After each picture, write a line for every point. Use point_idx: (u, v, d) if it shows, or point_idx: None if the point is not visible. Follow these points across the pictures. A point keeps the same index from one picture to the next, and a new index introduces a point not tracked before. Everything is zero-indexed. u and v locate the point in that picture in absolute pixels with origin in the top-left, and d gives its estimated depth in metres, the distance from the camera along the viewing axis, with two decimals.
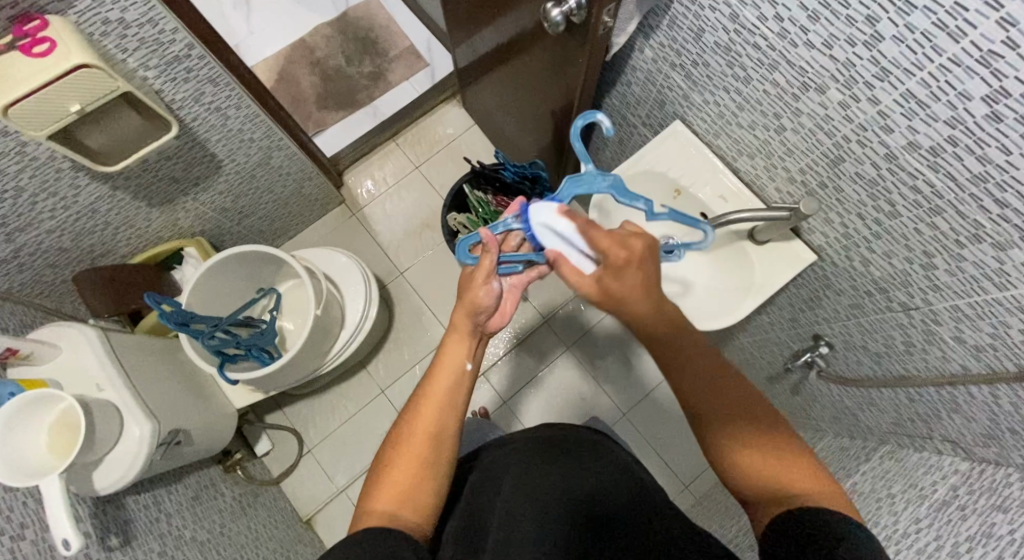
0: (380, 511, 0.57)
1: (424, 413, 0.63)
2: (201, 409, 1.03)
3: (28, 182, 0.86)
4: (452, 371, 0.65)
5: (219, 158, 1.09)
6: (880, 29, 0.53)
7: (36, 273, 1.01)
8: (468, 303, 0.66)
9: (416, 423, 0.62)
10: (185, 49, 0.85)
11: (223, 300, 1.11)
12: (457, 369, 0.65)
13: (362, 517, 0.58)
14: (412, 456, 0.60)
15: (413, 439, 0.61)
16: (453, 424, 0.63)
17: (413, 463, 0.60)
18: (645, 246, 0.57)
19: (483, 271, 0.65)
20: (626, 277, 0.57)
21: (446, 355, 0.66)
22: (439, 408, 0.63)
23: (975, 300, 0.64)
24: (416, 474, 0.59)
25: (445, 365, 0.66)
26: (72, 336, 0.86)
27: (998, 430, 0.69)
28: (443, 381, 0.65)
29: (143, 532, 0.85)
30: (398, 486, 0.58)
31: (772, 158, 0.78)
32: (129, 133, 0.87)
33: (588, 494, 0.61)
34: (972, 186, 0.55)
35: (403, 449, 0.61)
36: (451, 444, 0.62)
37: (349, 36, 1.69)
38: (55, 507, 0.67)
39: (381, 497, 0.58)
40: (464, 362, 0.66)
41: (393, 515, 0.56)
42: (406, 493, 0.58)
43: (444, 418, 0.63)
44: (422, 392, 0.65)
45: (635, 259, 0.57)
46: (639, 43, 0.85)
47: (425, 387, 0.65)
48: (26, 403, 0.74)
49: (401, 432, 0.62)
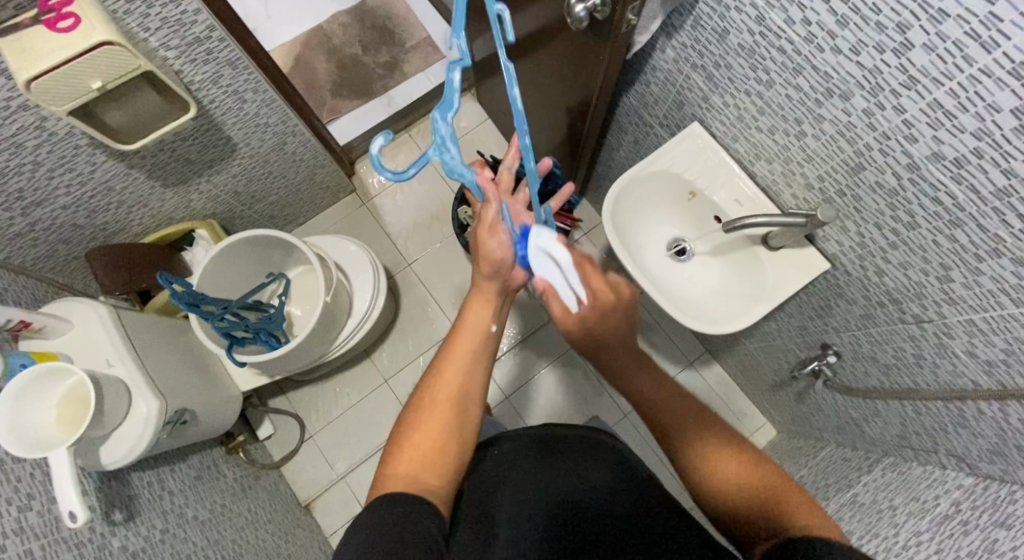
0: (402, 474, 0.56)
1: (448, 375, 0.63)
2: (207, 391, 1.04)
3: (47, 157, 0.86)
4: (478, 333, 0.67)
5: (235, 141, 1.09)
6: (910, 37, 0.52)
7: (50, 248, 1.02)
8: (486, 260, 0.69)
9: (439, 385, 0.63)
10: (207, 30, 0.85)
11: (234, 284, 1.12)
12: (482, 331, 0.67)
13: (381, 482, 0.56)
14: (435, 419, 0.60)
15: (435, 403, 0.61)
16: (475, 391, 0.64)
17: (438, 426, 0.60)
18: (628, 295, 0.67)
19: (485, 226, 0.68)
20: (608, 320, 0.65)
21: (470, 318, 0.68)
22: (463, 372, 0.64)
23: (990, 315, 0.64)
24: (439, 438, 0.59)
25: (469, 328, 0.67)
26: (84, 312, 0.87)
27: (1004, 446, 0.69)
28: (467, 341, 0.66)
29: (146, 508, 0.86)
30: (419, 451, 0.58)
31: (791, 164, 0.77)
32: (148, 112, 0.87)
33: (594, 490, 0.61)
34: (995, 200, 0.54)
35: (427, 412, 0.61)
36: (473, 410, 0.63)
37: (366, 24, 1.69)
38: (64, 480, 0.68)
39: (402, 460, 0.57)
40: (490, 325, 0.68)
41: (416, 479, 0.55)
42: (427, 458, 0.58)
43: (467, 385, 0.64)
44: (444, 356, 0.65)
45: (620, 305, 0.66)
46: (661, 42, 0.85)
47: (448, 349, 0.66)
48: (36, 376, 0.75)
49: (424, 395, 0.63)
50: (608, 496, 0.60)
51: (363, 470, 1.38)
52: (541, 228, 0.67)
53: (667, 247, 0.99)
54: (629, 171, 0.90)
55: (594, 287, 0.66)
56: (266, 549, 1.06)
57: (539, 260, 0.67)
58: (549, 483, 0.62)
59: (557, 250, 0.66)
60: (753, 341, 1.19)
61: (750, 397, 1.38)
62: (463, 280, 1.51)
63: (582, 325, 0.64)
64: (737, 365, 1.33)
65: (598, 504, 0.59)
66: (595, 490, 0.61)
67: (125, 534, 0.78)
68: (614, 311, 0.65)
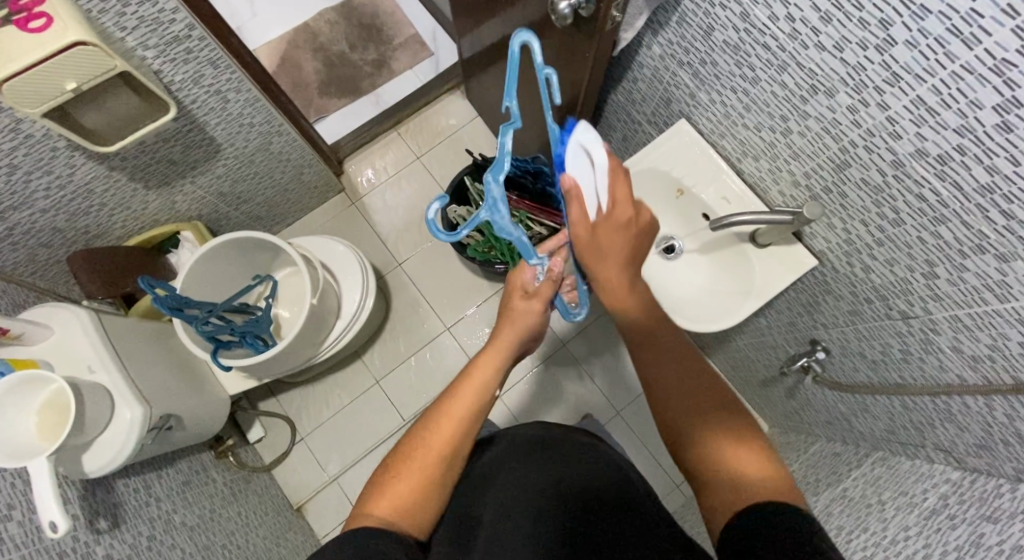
0: (378, 515, 0.55)
1: (443, 429, 0.60)
2: (194, 395, 1.02)
3: (22, 160, 0.85)
4: (482, 391, 0.63)
5: (218, 141, 1.08)
6: (893, 33, 0.52)
7: (30, 253, 1.00)
8: (514, 325, 0.66)
9: (434, 434, 0.60)
10: (186, 29, 0.83)
11: (220, 287, 1.10)
12: (486, 391, 0.63)
13: (358, 517, 0.56)
14: (422, 472, 0.58)
15: (426, 455, 0.59)
16: (467, 449, 0.61)
17: (424, 474, 0.58)
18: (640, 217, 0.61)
19: (536, 297, 0.66)
20: (616, 237, 0.61)
21: (476, 374, 0.64)
22: (458, 432, 0.61)
23: (975, 311, 0.64)
24: (423, 485, 0.58)
25: (474, 383, 0.63)
26: (64, 317, 0.86)
27: (991, 441, 0.69)
28: (466, 404, 0.62)
29: (132, 515, 0.85)
30: (401, 497, 0.57)
31: (778, 160, 0.77)
32: (127, 112, 0.86)
33: (585, 494, 0.60)
34: (978, 197, 0.54)
35: (413, 462, 0.59)
36: (460, 466, 0.61)
37: (353, 22, 1.67)
38: (44, 490, 0.67)
39: (383, 498, 0.57)
40: (494, 390, 0.64)
41: (393, 525, 0.55)
42: (409, 504, 0.57)
43: (460, 444, 0.61)
44: (439, 408, 0.62)
45: (633, 222, 0.61)
46: (647, 39, 0.84)
47: (448, 401, 0.62)
48: (14, 384, 0.74)
49: (413, 444, 0.60)
50: (599, 505, 0.59)
51: (354, 472, 1.38)
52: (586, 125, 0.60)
53: (656, 245, 0.98)
54: (617, 169, 0.90)
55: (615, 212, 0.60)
56: (256, 553, 1.05)
57: (575, 159, 0.60)
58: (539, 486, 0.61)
59: (597, 150, 0.60)
60: (743, 337, 1.19)
61: (741, 393, 1.39)
62: (454, 279, 1.50)
63: (591, 233, 0.61)
64: (728, 361, 1.33)
65: (589, 512, 0.58)
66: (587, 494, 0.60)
67: (110, 543, 0.77)
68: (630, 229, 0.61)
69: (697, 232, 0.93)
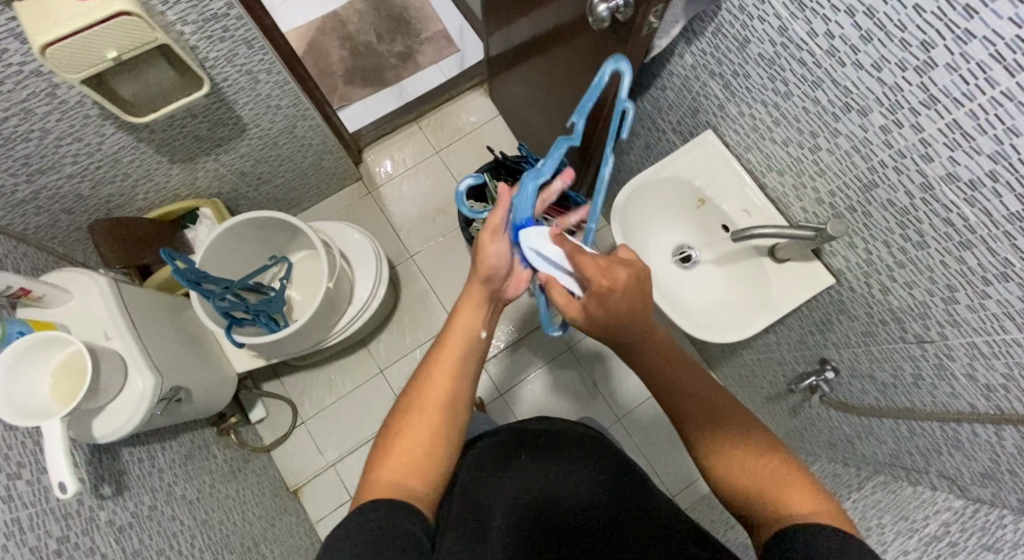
0: (388, 478, 0.56)
1: (433, 381, 0.61)
2: (203, 369, 1.03)
3: (55, 125, 0.86)
4: (466, 337, 0.64)
5: (245, 121, 1.09)
6: (934, 56, 0.52)
7: (52, 218, 1.01)
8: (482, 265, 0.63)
9: (428, 386, 0.61)
10: (225, 8, 0.84)
11: (237, 264, 1.11)
12: (471, 336, 0.64)
13: (366, 486, 0.57)
14: (425, 424, 0.59)
15: (424, 406, 0.60)
16: (464, 390, 0.63)
17: (424, 430, 0.59)
18: (631, 276, 0.56)
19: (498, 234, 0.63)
20: (610, 304, 0.57)
21: (458, 322, 0.64)
22: (452, 377, 0.62)
23: (993, 339, 0.64)
24: (425, 443, 0.59)
25: (456, 331, 0.64)
26: (83, 283, 0.86)
27: (997, 470, 0.69)
28: (455, 351, 0.63)
29: (135, 484, 0.85)
30: (408, 454, 0.58)
31: (803, 177, 0.77)
32: (161, 85, 0.86)
33: (578, 492, 0.61)
34: (1007, 224, 0.54)
35: (413, 417, 0.60)
36: (462, 409, 0.62)
37: (383, 13, 1.68)
38: (55, 452, 0.68)
39: (387, 464, 0.57)
40: (479, 332, 0.64)
41: (399, 487, 0.55)
42: (416, 460, 0.58)
43: (456, 387, 0.62)
44: (428, 361, 0.63)
45: (621, 287, 0.56)
46: (680, 48, 0.85)
47: (434, 354, 0.64)
48: (33, 344, 0.75)
49: (410, 401, 0.61)
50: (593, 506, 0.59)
51: (353, 459, 1.38)
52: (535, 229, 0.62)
53: (672, 253, 0.98)
54: (640, 175, 0.91)
55: (581, 264, 0.57)
56: (252, 532, 1.05)
57: (537, 261, 0.62)
58: (537, 479, 0.62)
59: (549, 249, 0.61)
60: (751, 352, 1.19)
61: None
62: (464, 274, 1.51)
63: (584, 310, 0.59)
64: (734, 375, 1.33)
65: (582, 512, 0.59)
66: (582, 491, 0.61)
67: (113, 509, 0.78)
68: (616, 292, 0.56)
69: (715, 243, 0.94)
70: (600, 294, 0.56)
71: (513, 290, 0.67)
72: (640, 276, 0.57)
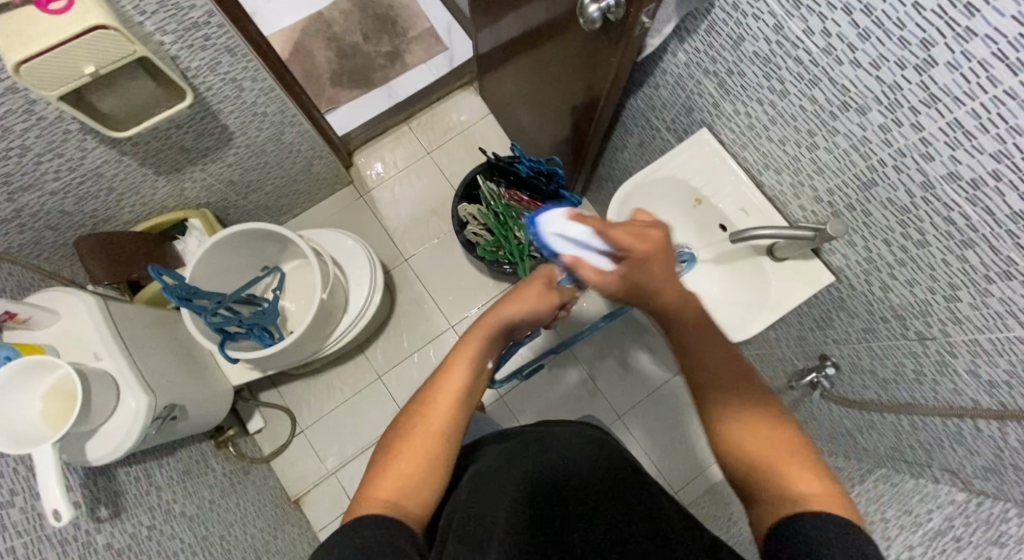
0: (384, 498, 0.54)
1: (438, 407, 0.60)
2: (196, 384, 1.01)
3: (34, 142, 0.83)
4: (471, 367, 0.64)
5: (231, 130, 1.07)
6: (934, 54, 0.51)
7: (36, 234, 0.99)
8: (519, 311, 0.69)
9: (432, 415, 0.60)
10: (205, 16, 0.82)
11: (230, 277, 1.10)
12: (475, 367, 0.64)
13: (360, 503, 0.55)
14: (426, 450, 0.58)
15: (427, 432, 0.59)
16: (464, 419, 0.62)
17: (425, 454, 0.58)
18: (662, 238, 0.60)
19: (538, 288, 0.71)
20: (648, 269, 0.59)
21: (463, 352, 0.64)
22: (456, 404, 0.61)
23: (996, 336, 0.63)
24: (423, 466, 0.57)
25: (461, 361, 0.64)
26: (71, 304, 0.85)
27: (1000, 465, 0.68)
28: (460, 378, 0.63)
29: (132, 505, 0.84)
30: (405, 476, 0.56)
31: (801, 175, 0.76)
32: (142, 98, 0.85)
33: (580, 483, 0.60)
34: (1010, 223, 0.54)
35: (415, 441, 0.58)
36: (461, 439, 0.61)
37: (369, 13, 1.65)
38: (48, 478, 0.66)
39: (383, 485, 0.55)
40: (483, 363, 0.65)
41: (396, 507, 0.53)
42: (414, 483, 0.56)
43: (457, 417, 0.61)
44: (431, 387, 0.62)
45: (652, 250, 0.59)
46: (672, 46, 0.83)
47: (437, 381, 0.63)
48: (19, 370, 0.73)
49: (412, 425, 0.60)
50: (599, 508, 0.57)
51: (353, 466, 1.37)
52: (549, 215, 0.63)
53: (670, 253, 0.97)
54: (636, 174, 0.90)
55: (617, 237, 0.58)
56: (254, 546, 1.04)
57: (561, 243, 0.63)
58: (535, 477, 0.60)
59: (573, 228, 0.61)
60: (751, 348, 1.19)
61: None
62: (460, 276, 1.49)
63: (621, 280, 0.59)
64: None
65: (594, 515, 0.56)
66: (589, 485, 0.60)
67: (111, 531, 0.77)
68: (650, 259, 0.59)
69: (713, 242, 0.93)
70: (638, 261, 0.59)
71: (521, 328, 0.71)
72: (666, 237, 0.61)
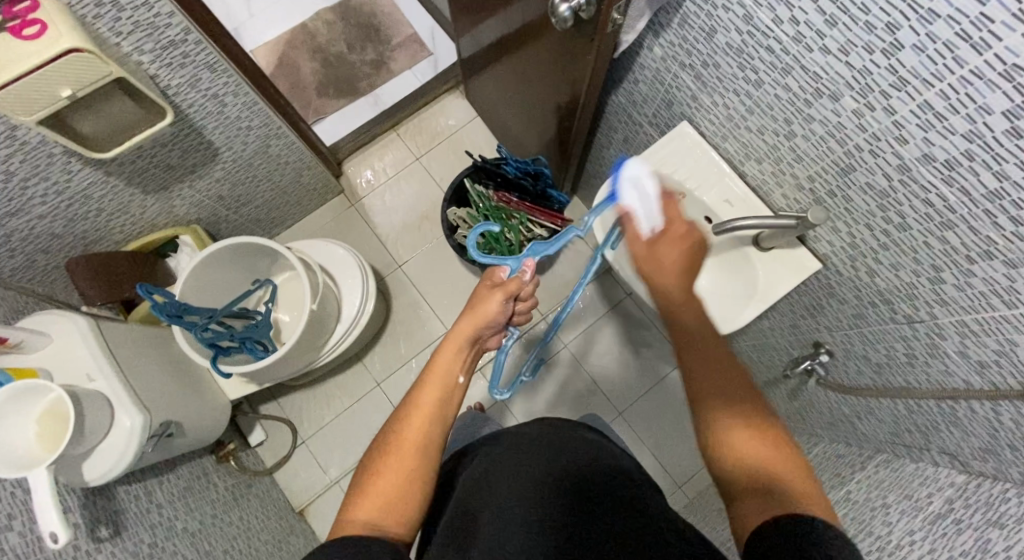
0: (362, 519, 0.55)
1: (413, 425, 0.61)
2: (190, 400, 1.01)
3: (18, 167, 0.84)
4: (445, 383, 0.64)
5: (216, 145, 1.07)
6: (900, 38, 0.51)
7: (27, 258, 0.99)
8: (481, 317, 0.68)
9: (405, 434, 0.60)
10: (182, 34, 0.83)
11: (223, 291, 1.10)
12: (450, 381, 0.65)
13: (342, 524, 0.55)
14: (404, 468, 0.58)
15: (403, 449, 0.59)
16: (441, 435, 0.62)
17: (402, 472, 0.58)
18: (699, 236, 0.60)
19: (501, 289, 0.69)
20: (672, 252, 0.59)
21: (437, 366, 0.65)
22: (429, 420, 0.62)
23: (982, 316, 0.63)
24: (403, 484, 0.57)
25: (436, 376, 0.64)
26: (63, 326, 0.85)
27: (997, 445, 0.67)
28: (433, 394, 0.63)
29: (133, 523, 0.84)
30: (384, 495, 0.56)
31: (782, 163, 0.76)
32: (123, 119, 0.85)
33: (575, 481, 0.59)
34: (986, 202, 0.53)
35: (392, 459, 0.58)
36: (439, 454, 0.61)
37: (351, 22, 1.66)
38: (44, 500, 0.66)
39: (363, 505, 0.56)
40: (457, 377, 0.66)
41: (375, 527, 0.54)
42: (392, 501, 0.56)
43: (433, 433, 0.61)
44: (407, 404, 0.63)
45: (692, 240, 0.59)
46: (648, 41, 0.83)
47: (413, 396, 0.63)
48: (11, 395, 0.73)
49: (388, 444, 0.60)
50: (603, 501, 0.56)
51: None
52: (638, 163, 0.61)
53: None
54: None
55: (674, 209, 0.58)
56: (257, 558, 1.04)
57: (631, 191, 0.59)
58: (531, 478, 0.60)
59: (649, 182, 0.59)
60: (746, 338, 1.18)
61: None
62: (454, 280, 1.49)
63: (650, 247, 0.59)
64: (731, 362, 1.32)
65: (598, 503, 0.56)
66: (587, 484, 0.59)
67: (111, 550, 0.77)
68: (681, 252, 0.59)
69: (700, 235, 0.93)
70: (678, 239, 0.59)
71: (492, 333, 0.71)
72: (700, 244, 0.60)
